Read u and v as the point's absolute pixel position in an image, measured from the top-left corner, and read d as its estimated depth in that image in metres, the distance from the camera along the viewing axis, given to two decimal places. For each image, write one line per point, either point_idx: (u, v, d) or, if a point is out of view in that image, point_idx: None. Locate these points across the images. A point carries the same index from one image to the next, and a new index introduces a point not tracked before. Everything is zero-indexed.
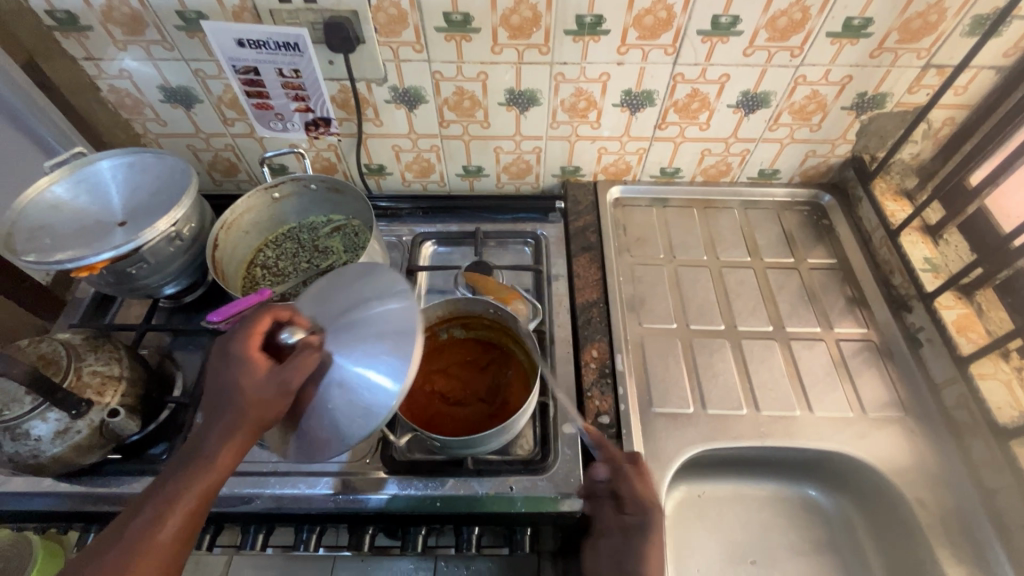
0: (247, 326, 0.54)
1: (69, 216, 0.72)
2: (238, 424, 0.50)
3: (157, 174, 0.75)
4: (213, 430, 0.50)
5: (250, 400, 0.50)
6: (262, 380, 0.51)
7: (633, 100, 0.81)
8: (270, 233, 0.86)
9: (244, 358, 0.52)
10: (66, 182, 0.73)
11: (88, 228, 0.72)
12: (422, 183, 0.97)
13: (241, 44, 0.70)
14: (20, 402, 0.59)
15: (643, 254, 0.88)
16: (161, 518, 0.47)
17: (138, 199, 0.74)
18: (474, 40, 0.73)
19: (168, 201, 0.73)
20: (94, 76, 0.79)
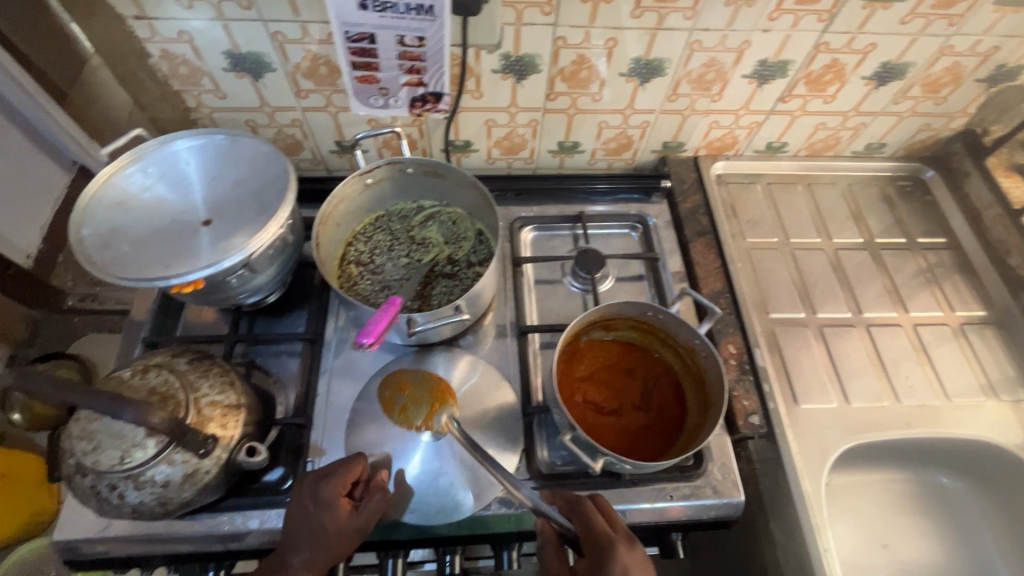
0: (341, 473, 0.57)
1: (141, 214, 0.61)
2: (319, 562, 0.55)
3: (236, 160, 0.64)
4: (293, 560, 0.55)
5: (326, 548, 0.55)
6: (340, 523, 0.56)
7: (765, 71, 0.73)
8: (359, 223, 0.77)
9: (330, 506, 0.56)
10: (132, 171, 0.61)
11: (168, 228, 0.61)
12: (508, 161, 0.88)
13: (362, 5, 0.54)
14: (141, 447, 0.51)
15: (755, 237, 0.84)
16: None
17: (218, 191, 0.64)
18: (614, 2, 0.63)
19: (258, 195, 0.62)
20: (144, 39, 0.65)
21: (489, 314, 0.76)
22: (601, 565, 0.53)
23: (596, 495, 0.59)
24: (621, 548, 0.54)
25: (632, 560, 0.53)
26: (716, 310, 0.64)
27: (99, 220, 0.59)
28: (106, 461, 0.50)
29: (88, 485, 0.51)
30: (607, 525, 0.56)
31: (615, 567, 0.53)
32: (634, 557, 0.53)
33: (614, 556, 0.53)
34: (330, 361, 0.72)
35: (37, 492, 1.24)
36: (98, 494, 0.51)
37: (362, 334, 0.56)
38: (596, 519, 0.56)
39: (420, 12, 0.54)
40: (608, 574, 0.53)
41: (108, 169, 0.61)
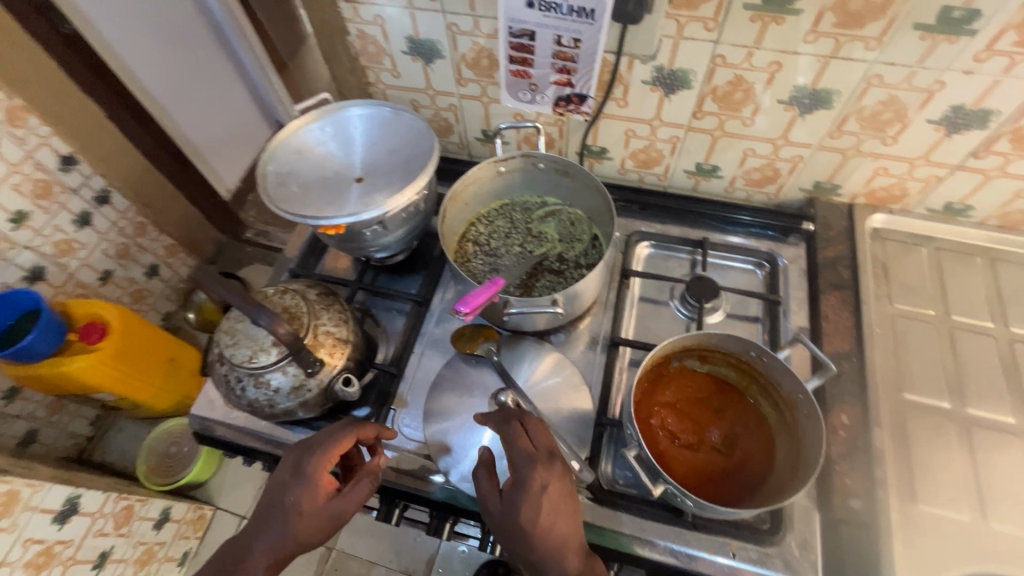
0: (327, 450, 0.58)
1: (313, 163, 0.72)
2: (289, 541, 0.56)
3: (394, 131, 0.73)
4: (263, 535, 0.56)
5: (295, 528, 0.56)
6: (318, 505, 0.56)
7: (958, 118, 0.64)
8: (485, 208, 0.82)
9: (310, 483, 0.56)
10: (311, 127, 0.73)
11: (330, 179, 0.71)
12: (640, 174, 0.88)
13: (529, 4, 0.58)
14: (266, 352, 0.60)
15: (906, 305, 0.74)
16: None
17: (375, 155, 0.72)
18: (786, 24, 0.60)
19: (405, 163, 0.70)
20: (347, 19, 0.76)
21: (585, 319, 0.77)
22: (528, 488, 0.55)
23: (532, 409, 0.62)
24: (541, 470, 0.56)
25: (554, 480, 0.56)
26: (833, 367, 0.57)
27: (280, 163, 0.71)
28: (238, 356, 0.60)
29: (223, 372, 0.61)
30: (530, 448, 0.58)
31: (534, 486, 0.55)
32: (555, 481, 0.56)
33: (535, 479, 0.56)
34: (431, 324, 0.78)
35: (190, 381, 1.51)
36: (228, 381, 0.61)
37: (464, 302, 0.60)
38: (523, 443, 0.58)
39: (581, 15, 0.57)
40: (533, 495, 0.55)
41: (296, 122, 0.72)
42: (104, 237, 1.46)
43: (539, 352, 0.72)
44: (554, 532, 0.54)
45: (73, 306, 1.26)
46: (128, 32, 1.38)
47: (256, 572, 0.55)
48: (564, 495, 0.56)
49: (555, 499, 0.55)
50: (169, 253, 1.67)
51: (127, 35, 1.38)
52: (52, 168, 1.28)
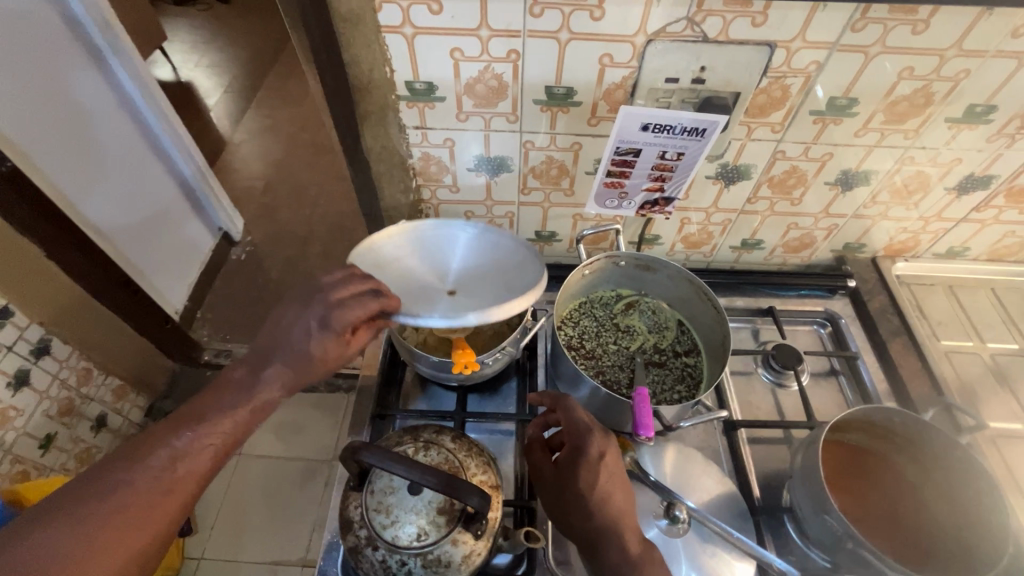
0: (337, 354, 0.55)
1: (401, 274, 0.68)
2: (312, 367, 0.55)
3: (482, 251, 0.72)
4: (263, 391, 0.54)
5: (332, 340, 0.55)
6: (331, 350, 0.55)
7: (968, 184, 0.77)
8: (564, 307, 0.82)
9: (316, 365, 0.55)
10: (388, 243, 0.69)
11: (421, 290, 0.67)
12: (688, 254, 0.93)
13: (645, 128, 0.67)
14: (433, 527, 0.54)
15: (950, 341, 0.85)
16: (194, 449, 0.52)
17: (467, 273, 0.71)
18: (843, 124, 0.69)
19: (506, 277, 0.68)
20: (413, 143, 0.74)
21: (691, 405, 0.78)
22: (592, 456, 0.56)
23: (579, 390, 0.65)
24: (597, 438, 0.57)
25: (609, 450, 0.58)
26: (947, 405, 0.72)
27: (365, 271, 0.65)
28: (402, 537, 0.53)
29: (379, 559, 0.53)
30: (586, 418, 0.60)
31: (592, 454, 0.57)
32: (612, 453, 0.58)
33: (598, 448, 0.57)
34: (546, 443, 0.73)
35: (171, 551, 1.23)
36: (388, 569, 0.53)
37: (643, 427, 0.62)
38: (580, 415, 0.60)
39: (693, 133, 0.67)
40: (592, 463, 0.56)
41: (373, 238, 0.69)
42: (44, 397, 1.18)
43: (655, 448, 0.69)
44: (612, 502, 0.55)
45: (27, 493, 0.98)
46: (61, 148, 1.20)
47: (269, 400, 0.55)
48: (618, 467, 0.58)
49: (611, 468, 0.57)
50: (117, 397, 1.39)
51: (60, 150, 1.19)
52: None
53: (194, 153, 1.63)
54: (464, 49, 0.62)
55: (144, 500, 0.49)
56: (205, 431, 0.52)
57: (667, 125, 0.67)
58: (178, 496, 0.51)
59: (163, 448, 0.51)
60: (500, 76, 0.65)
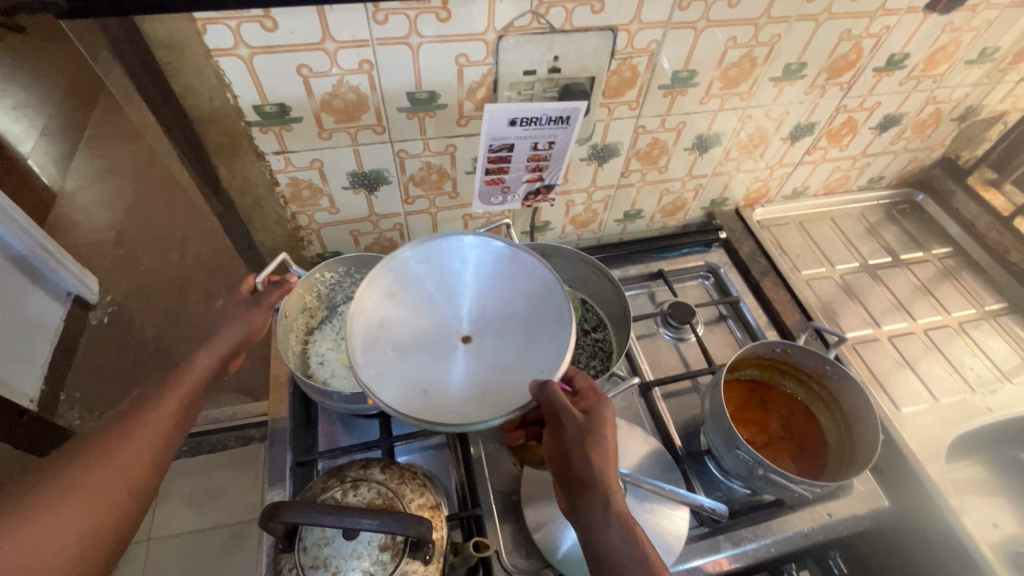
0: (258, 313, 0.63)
1: (421, 307, 0.57)
2: (242, 335, 0.61)
3: (512, 272, 0.58)
4: (199, 364, 0.58)
5: (257, 305, 0.63)
6: (255, 316, 0.63)
7: (798, 132, 0.87)
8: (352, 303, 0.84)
9: (240, 339, 0.61)
10: (405, 258, 0.58)
11: (438, 334, 0.56)
12: (578, 233, 0.96)
13: (513, 123, 0.68)
14: (378, 567, 0.52)
15: (808, 270, 0.97)
16: (136, 433, 0.52)
17: (495, 314, 0.57)
18: (689, 94, 0.75)
19: (535, 340, 0.54)
20: (277, 170, 0.69)
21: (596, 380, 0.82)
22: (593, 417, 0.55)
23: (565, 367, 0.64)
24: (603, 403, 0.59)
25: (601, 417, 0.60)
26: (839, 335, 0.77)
27: (369, 309, 0.56)
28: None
29: None
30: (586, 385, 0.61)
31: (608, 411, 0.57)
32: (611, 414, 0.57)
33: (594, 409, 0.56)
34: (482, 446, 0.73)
35: None
36: None
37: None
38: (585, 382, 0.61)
39: (560, 121, 0.69)
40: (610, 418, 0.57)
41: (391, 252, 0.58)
42: None
43: None
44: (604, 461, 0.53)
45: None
46: None
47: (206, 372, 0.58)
48: None
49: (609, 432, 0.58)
50: None
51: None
52: None
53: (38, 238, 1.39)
54: (312, 65, 0.58)
55: (85, 489, 0.47)
56: (146, 415, 0.53)
57: (533, 117, 0.68)
58: (125, 478, 0.49)
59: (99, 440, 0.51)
60: (357, 88, 0.62)
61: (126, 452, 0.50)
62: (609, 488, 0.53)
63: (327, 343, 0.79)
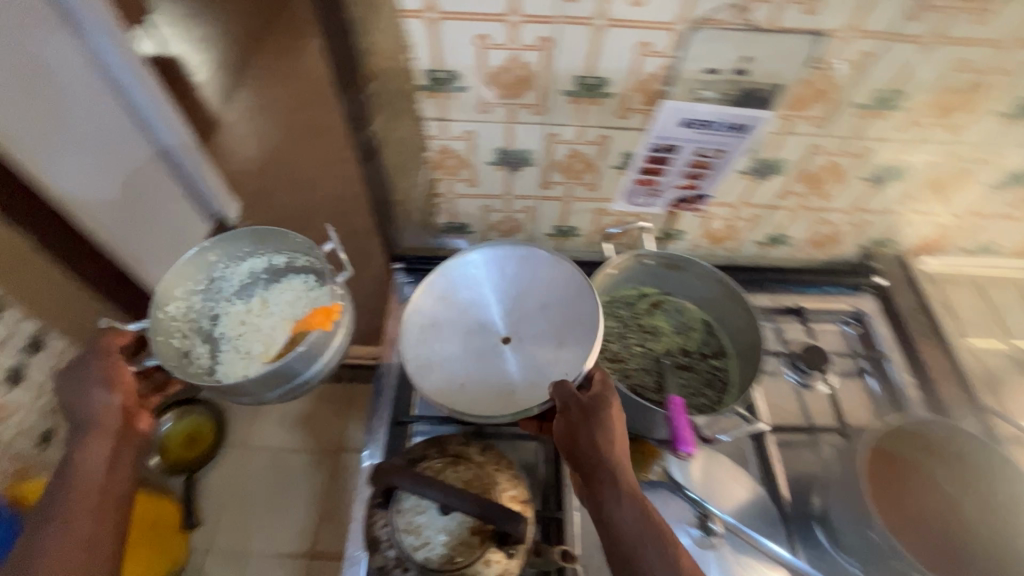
0: (110, 374, 0.62)
1: (454, 310, 0.69)
2: (113, 405, 0.61)
3: (533, 275, 0.69)
4: (84, 446, 0.59)
5: (109, 367, 0.63)
6: (114, 373, 0.63)
7: (1010, 180, 0.74)
8: (226, 317, 0.80)
9: (110, 412, 0.61)
10: (445, 271, 0.70)
11: (474, 334, 0.67)
12: (711, 248, 0.90)
13: (685, 125, 0.66)
14: (468, 548, 0.52)
15: (979, 340, 0.83)
16: (68, 524, 0.57)
17: (523, 313, 0.68)
18: (888, 117, 0.65)
19: (565, 329, 0.65)
20: (430, 136, 0.70)
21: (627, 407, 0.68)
22: (597, 411, 0.56)
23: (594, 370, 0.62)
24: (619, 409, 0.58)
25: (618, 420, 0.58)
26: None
27: (416, 319, 0.68)
28: (410, 543, 0.53)
29: None
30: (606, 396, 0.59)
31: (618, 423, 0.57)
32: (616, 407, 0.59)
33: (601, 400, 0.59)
34: None
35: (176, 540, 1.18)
36: None
37: (683, 443, 0.60)
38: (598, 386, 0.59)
39: (736, 130, 0.66)
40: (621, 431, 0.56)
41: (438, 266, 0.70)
42: None
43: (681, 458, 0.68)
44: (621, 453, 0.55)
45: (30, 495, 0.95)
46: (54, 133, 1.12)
47: (108, 446, 0.60)
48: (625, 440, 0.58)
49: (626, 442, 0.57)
50: None
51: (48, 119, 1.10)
52: None
53: (186, 136, 1.56)
54: (491, 37, 0.57)
55: None
56: (70, 505, 0.57)
57: (708, 121, 0.65)
58: (75, 563, 0.55)
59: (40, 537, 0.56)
60: (529, 66, 0.60)
61: (63, 501, 0.57)
62: (623, 480, 0.53)
63: (233, 360, 0.75)
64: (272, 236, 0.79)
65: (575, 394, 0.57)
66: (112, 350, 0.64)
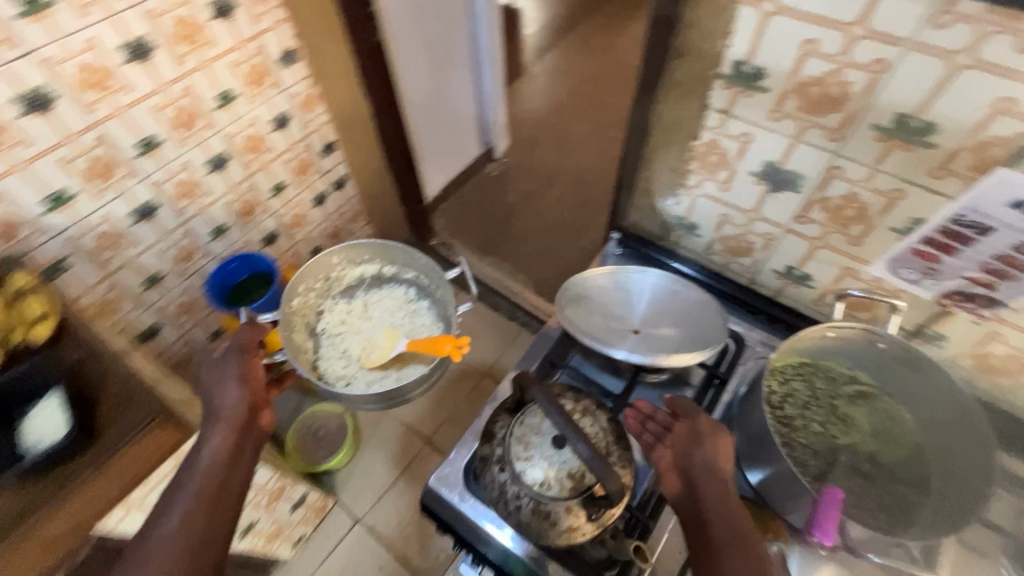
0: (245, 367, 0.82)
1: (608, 300, 0.80)
2: (242, 394, 0.78)
3: (677, 304, 0.79)
4: (213, 426, 0.75)
5: (246, 360, 0.83)
6: (246, 370, 0.82)
7: None
8: (332, 314, 1.21)
9: (239, 398, 0.78)
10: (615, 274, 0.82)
11: (614, 319, 0.77)
12: (975, 373, 0.72)
13: (1012, 207, 0.53)
14: (556, 486, 0.56)
15: None
16: (198, 481, 0.69)
17: (660, 320, 0.77)
18: None
19: (688, 341, 0.73)
20: (707, 126, 0.70)
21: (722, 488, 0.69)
22: (704, 437, 0.61)
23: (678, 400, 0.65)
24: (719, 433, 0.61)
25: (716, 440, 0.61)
26: None
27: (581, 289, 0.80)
28: (528, 476, 0.57)
29: (501, 481, 0.58)
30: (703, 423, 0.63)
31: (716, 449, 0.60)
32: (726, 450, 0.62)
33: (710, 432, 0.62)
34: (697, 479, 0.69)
35: None
36: (506, 500, 0.58)
37: (821, 531, 0.57)
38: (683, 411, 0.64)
39: None
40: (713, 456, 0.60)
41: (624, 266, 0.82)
42: (331, 216, 1.57)
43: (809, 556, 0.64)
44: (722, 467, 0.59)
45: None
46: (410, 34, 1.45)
47: (232, 421, 0.75)
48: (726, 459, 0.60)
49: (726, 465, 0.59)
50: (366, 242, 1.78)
51: (416, 35, 1.48)
52: (315, 150, 1.39)
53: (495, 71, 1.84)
54: (822, 44, 0.54)
55: (182, 528, 0.64)
56: (201, 466, 0.70)
57: None
58: (201, 510, 0.66)
59: (175, 493, 0.68)
60: (847, 85, 0.55)
61: (189, 485, 0.68)
62: (733, 508, 0.57)
63: (335, 355, 1.14)
64: (390, 258, 1.21)
65: (678, 414, 0.64)
66: (252, 348, 0.85)
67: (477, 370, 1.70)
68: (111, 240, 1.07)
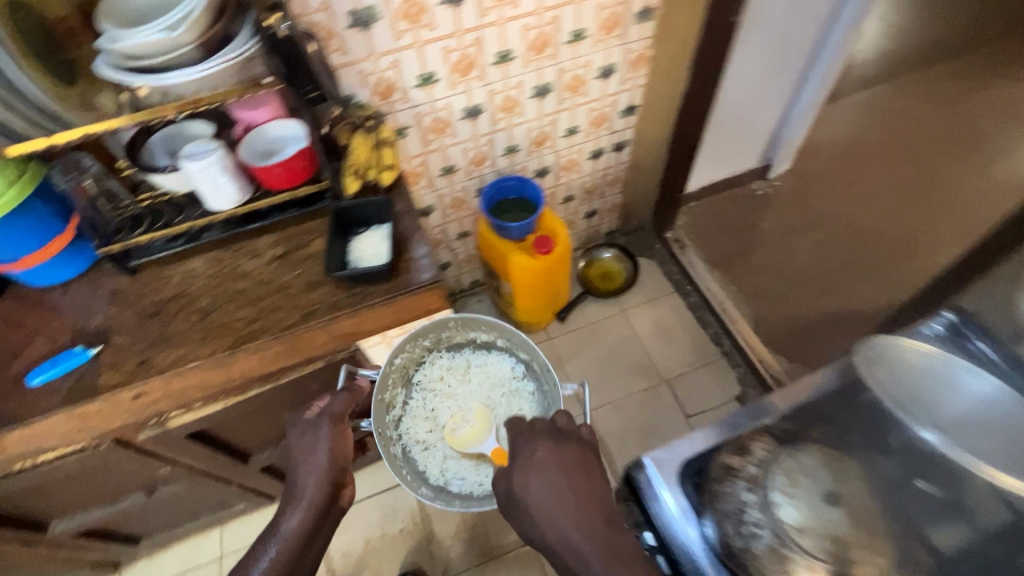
0: (337, 445, 0.88)
1: (912, 371, 0.75)
2: (330, 470, 0.87)
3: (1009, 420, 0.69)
4: (302, 497, 0.86)
5: (337, 430, 0.89)
6: (334, 444, 0.88)
7: None
8: (430, 368, 1.07)
9: (330, 467, 0.87)
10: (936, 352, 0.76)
11: (919, 386, 0.73)
12: None
13: None
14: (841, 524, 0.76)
15: None
16: (281, 539, 0.83)
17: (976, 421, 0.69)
18: None
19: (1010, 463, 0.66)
20: None
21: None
22: (563, 437, 0.81)
23: (556, 415, 0.85)
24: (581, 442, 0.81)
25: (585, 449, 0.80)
26: None
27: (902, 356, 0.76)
28: (778, 514, 0.66)
29: None
30: (574, 427, 0.83)
31: (575, 442, 0.80)
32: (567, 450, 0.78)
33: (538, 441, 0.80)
34: None
35: (549, 305, 1.62)
36: None
37: None
38: (581, 429, 0.83)
39: None
40: (536, 458, 0.77)
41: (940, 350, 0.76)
42: (595, 173, 1.63)
43: None
44: (555, 497, 0.73)
45: (556, 231, 1.43)
46: (761, 20, 1.38)
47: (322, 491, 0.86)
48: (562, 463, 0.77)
49: (575, 456, 0.78)
50: (609, 209, 1.82)
51: (773, 20, 1.40)
52: (618, 107, 1.43)
53: (822, 89, 1.64)
54: None
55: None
56: (290, 527, 0.83)
57: None
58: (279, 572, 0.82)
59: (266, 542, 0.84)
60: None
61: (286, 531, 0.83)
62: (563, 509, 0.72)
63: (418, 419, 1.04)
64: (509, 338, 1.05)
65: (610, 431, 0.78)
66: (343, 419, 0.90)
67: (659, 374, 1.66)
68: (441, 126, 1.25)
